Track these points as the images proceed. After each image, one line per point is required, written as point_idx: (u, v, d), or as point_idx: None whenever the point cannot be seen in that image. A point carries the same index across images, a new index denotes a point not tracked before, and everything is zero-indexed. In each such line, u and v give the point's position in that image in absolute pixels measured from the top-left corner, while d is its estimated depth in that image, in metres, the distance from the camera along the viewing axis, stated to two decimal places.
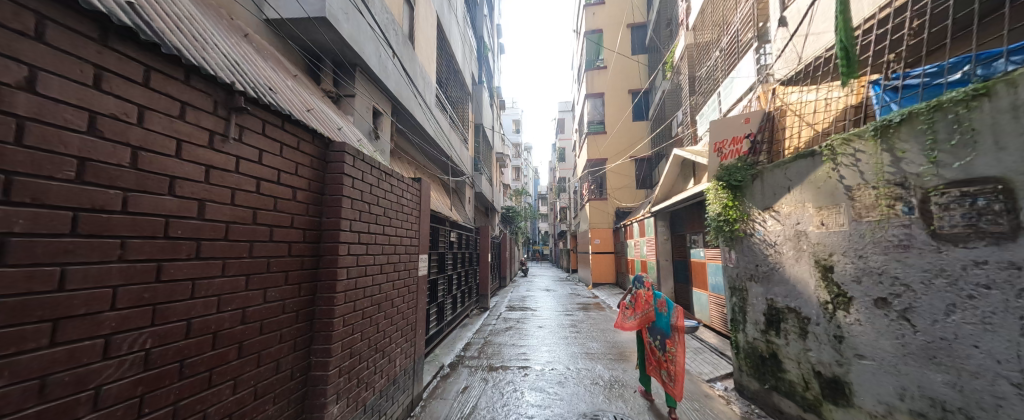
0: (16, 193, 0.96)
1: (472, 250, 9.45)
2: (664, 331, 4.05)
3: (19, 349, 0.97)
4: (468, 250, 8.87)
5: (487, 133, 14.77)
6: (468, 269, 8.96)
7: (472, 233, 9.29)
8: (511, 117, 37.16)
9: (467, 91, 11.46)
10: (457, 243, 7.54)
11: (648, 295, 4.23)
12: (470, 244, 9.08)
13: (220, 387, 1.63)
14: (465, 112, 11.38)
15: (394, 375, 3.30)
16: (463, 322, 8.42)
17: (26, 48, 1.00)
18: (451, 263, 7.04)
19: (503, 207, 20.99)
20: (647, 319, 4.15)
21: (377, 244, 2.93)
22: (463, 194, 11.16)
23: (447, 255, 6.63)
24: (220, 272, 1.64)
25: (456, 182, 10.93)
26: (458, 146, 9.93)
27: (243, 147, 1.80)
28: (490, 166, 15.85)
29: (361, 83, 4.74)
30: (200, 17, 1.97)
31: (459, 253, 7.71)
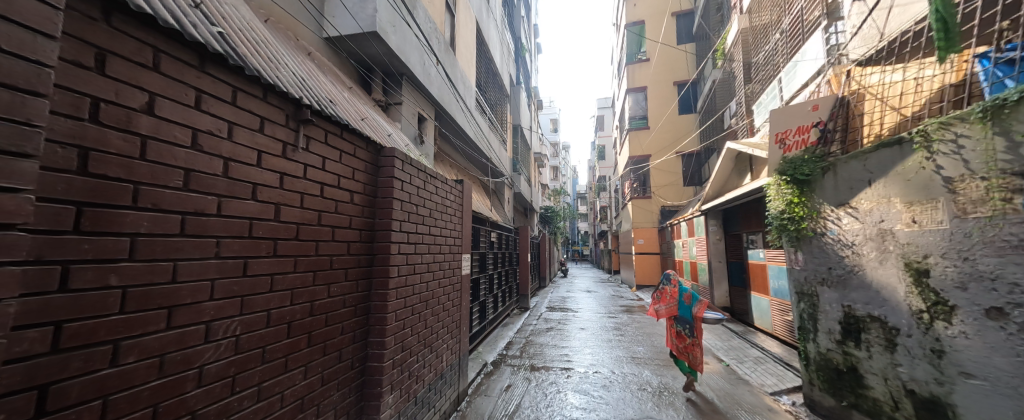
0: (140, 200, 1.14)
1: (512, 250, 9.52)
2: (687, 321, 4.54)
3: (146, 331, 1.15)
4: (508, 250, 8.96)
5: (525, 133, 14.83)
6: (508, 268, 9.05)
7: (511, 233, 9.37)
8: (548, 116, 36.89)
9: (505, 92, 11.56)
10: (497, 243, 7.65)
11: (673, 289, 4.79)
12: (510, 244, 9.17)
13: (293, 372, 1.81)
14: (504, 113, 11.49)
15: (441, 369, 3.43)
16: (504, 322, 8.49)
17: (148, 78, 1.19)
18: (492, 263, 7.14)
19: (541, 207, 20.91)
20: (672, 310, 4.66)
21: (424, 244, 3.06)
22: (502, 194, 11.28)
23: (488, 255, 6.74)
24: (293, 268, 1.82)
25: (496, 183, 11.08)
26: (497, 147, 10.08)
27: (310, 156, 1.97)
28: (528, 166, 15.85)
29: (407, 91, 4.98)
30: (271, 40, 2.20)
31: (499, 253, 7.80)
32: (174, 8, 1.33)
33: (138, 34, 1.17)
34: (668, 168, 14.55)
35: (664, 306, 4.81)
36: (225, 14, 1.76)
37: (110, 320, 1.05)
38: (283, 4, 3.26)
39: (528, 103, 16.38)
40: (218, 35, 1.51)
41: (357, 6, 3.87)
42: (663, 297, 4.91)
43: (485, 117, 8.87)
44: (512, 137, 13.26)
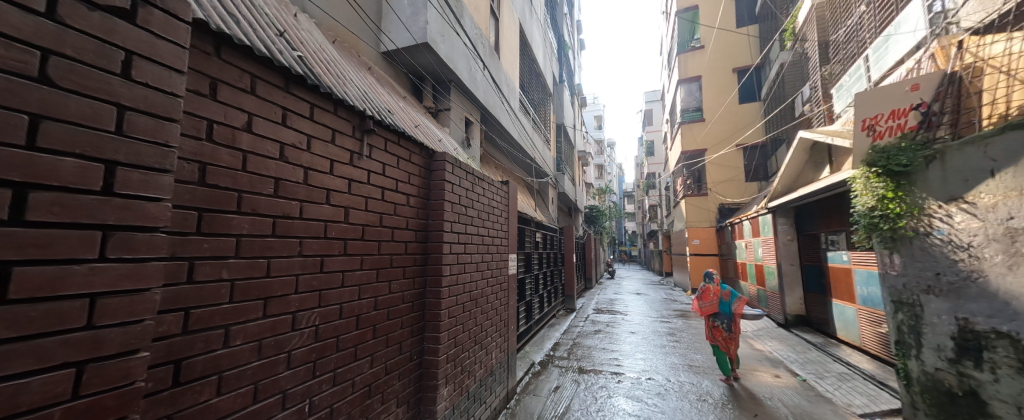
0: (242, 207, 1.33)
1: (557, 250, 9.45)
2: (726, 317, 4.86)
3: (248, 318, 1.34)
4: (553, 250, 8.90)
5: (569, 132, 14.60)
6: (553, 269, 8.99)
7: (556, 233, 9.30)
8: (593, 113, 35.96)
9: (548, 92, 11.49)
10: (543, 243, 7.65)
11: (715, 287, 5.03)
12: (554, 244, 9.12)
13: (362, 361, 1.97)
14: (547, 112, 11.44)
15: (491, 367, 3.51)
16: (551, 323, 8.43)
17: (246, 100, 1.38)
18: (537, 263, 7.16)
19: (585, 206, 20.45)
20: (713, 307, 4.91)
21: (473, 244, 3.17)
22: (547, 194, 11.24)
23: (534, 255, 6.77)
24: (360, 265, 1.98)
25: (540, 183, 11.07)
26: (541, 147, 10.06)
27: (372, 162, 2.14)
28: (572, 166, 15.61)
29: (455, 97, 5.17)
30: (339, 59, 2.42)
31: (545, 253, 7.79)
32: (265, 39, 1.53)
33: (239, 63, 1.36)
34: (727, 162, 13.45)
35: (706, 303, 5.04)
36: (302, 39, 1.99)
37: (221, 308, 1.24)
38: (347, 24, 3.55)
39: (571, 102, 16.13)
40: (298, 58, 1.70)
41: (411, 19, 4.10)
42: (705, 294, 5.11)
43: (529, 118, 8.90)
44: (556, 136, 13.09)
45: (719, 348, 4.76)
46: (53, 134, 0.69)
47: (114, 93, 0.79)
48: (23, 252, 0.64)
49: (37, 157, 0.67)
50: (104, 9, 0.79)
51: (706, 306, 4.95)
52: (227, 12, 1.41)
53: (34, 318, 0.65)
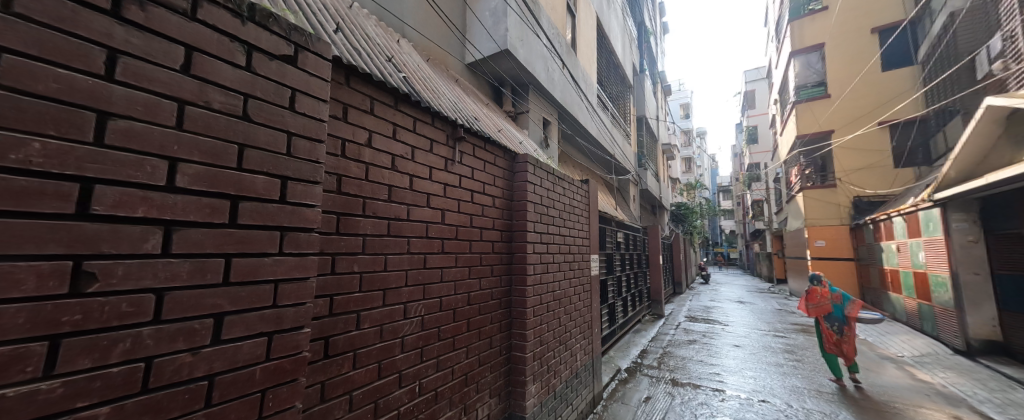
0: (366, 210, 1.57)
1: (641, 251, 8.87)
2: (840, 319, 4.95)
3: (372, 306, 1.57)
4: (637, 251, 8.38)
5: (651, 124, 13.52)
6: (638, 271, 8.45)
7: (639, 233, 8.73)
8: (679, 101, 32.69)
9: (628, 84, 10.82)
10: (625, 244, 7.23)
11: (824, 289, 5.14)
12: (638, 244, 8.57)
13: (459, 351, 2.12)
14: (627, 105, 10.81)
15: (576, 368, 3.45)
16: (636, 328, 7.93)
17: (367, 119, 1.62)
18: (620, 265, 6.82)
19: (673, 204, 18.75)
20: (825, 309, 5.03)
21: (555, 244, 3.15)
22: (627, 192, 10.63)
23: (616, 256, 6.47)
24: (455, 262, 2.15)
25: (620, 181, 10.53)
26: (621, 141, 9.55)
27: (463, 168, 2.29)
28: (656, 160, 14.42)
29: (533, 99, 5.22)
30: (432, 75, 2.65)
31: (628, 254, 7.39)
32: (379, 66, 1.77)
33: (362, 89, 1.62)
34: (867, 145, 10.90)
35: (814, 304, 5.16)
36: (405, 61, 2.25)
37: (353, 296, 1.48)
38: (438, 41, 3.85)
39: (653, 91, 14.96)
40: (403, 79, 1.93)
41: (493, 28, 4.27)
42: (811, 296, 5.23)
43: (607, 113, 8.53)
44: (637, 130, 12.25)
45: (831, 351, 4.90)
46: (251, 159, 0.91)
47: (285, 122, 1.00)
48: (237, 247, 0.87)
49: (243, 175, 0.89)
50: (277, 57, 1.01)
51: (812, 308, 5.15)
52: (352, 48, 1.67)
53: (244, 296, 0.87)
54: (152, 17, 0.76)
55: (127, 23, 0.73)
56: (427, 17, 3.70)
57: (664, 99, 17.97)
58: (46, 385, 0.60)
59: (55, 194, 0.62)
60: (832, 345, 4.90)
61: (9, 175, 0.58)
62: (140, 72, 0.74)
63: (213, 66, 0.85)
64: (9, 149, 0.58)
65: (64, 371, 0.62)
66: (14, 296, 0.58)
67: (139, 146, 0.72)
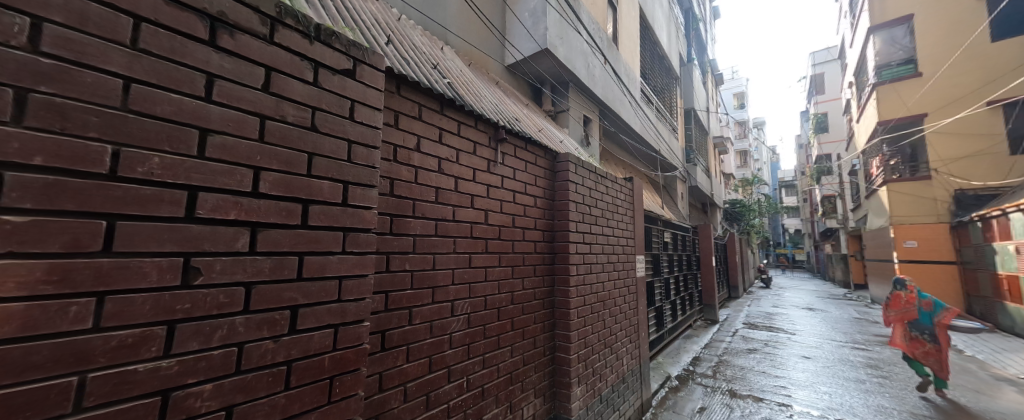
0: (416, 212, 1.65)
1: (691, 252, 8.37)
2: (927, 327, 4.56)
3: (422, 302, 1.65)
4: (686, 252, 7.91)
5: (701, 116, 12.67)
6: (688, 273, 7.98)
7: (689, 233, 8.24)
8: (732, 91, 30.31)
9: (674, 75, 10.24)
10: (673, 244, 6.87)
11: (910, 294, 4.79)
12: (688, 245, 8.09)
13: (504, 350, 2.15)
14: (672, 98, 10.23)
15: (622, 373, 3.34)
16: (686, 333, 7.48)
17: (416, 125, 1.71)
18: (668, 267, 6.47)
19: (727, 202, 17.44)
20: (908, 315, 4.70)
21: (598, 244, 3.08)
22: (675, 190, 10.08)
23: (663, 257, 6.17)
24: (498, 262, 2.18)
25: (666, 178, 10.01)
26: (667, 136, 9.09)
27: (505, 169, 2.32)
28: (706, 155, 13.50)
29: (574, 97, 5.12)
30: (474, 79, 2.71)
31: (676, 256, 7.00)
32: (425, 74, 1.85)
33: (412, 96, 1.71)
34: (970, 129, 9.36)
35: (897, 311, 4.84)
36: (448, 67, 2.32)
37: (406, 293, 1.56)
38: (478, 45, 3.92)
39: (703, 81, 14.04)
40: (447, 85, 2.00)
41: (533, 28, 4.26)
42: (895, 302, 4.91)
43: (652, 107, 8.15)
44: (684, 124, 11.56)
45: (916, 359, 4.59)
46: (319, 166, 1.00)
47: (346, 131, 1.08)
48: (309, 246, 0.96)
49: (312, 181, 0.97)
50: (339, 72, 1.09)
51: (894, 315, 4.86)
52: (402, 58, 1.76)
53: (314, 291, 0.96)
54: (239, 44, 0.86)
55: (221, 51, 0.83)
56: (468, 22, 3.79)
57: (714, 90, 16.76)
58: (165, 363, 0.71)
59: (170, 201, 0.73)
60: (916, 353, 4.59)
61: (137, 185, 0.69)
62: (232, 93, 0.84)
63: (287, 84, 0.95)
64: (135, 164, 0.69)
65: (178, 352, 0.73)
66: (140, 287, 0.69)
67: (230, 158, 0.82)
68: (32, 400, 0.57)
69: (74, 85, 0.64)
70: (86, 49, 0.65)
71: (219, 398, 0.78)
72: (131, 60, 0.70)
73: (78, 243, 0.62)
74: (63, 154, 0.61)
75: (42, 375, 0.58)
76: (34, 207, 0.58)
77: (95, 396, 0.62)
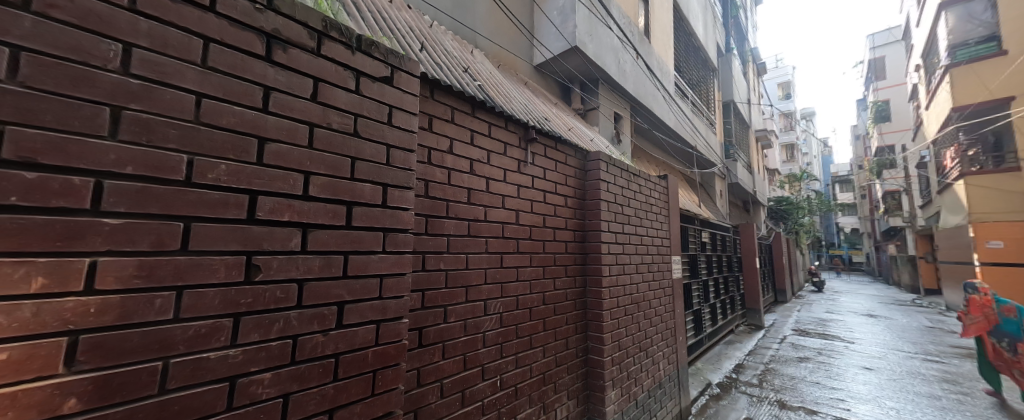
0: (449, 213, 1.70)
1: (732, 254, 7.92)
2: (1012, 335, 4.03)
3: (456, 301, 1.68)
4: (727, 253, 7.50)
5: (742, 109, 11.96)
6: (729, 275, 7.56)
7: (730, 233, 7.81)
8: (777, 80, 28.34)
9: (711, 67, 9.73)
10: (712, 245, 6.54)
11: (986, 299, 4.26)
12: (728, 246, 7.67)
13: (536, 350, 2.15)
14: (710, 91, 9.74)
15: (659, 378, 3.22)
16: (728, 339, 7.07)
17: (448, 128, 1.75)
18: (707, 269, 6.17)
19: (773, 199, 16.33)
20: (986, 322, 4.20)
21: (631, 244, 2.99)
22: (714, 187, 9.59)
23: (702, 258, 5.89)
24: (529, 262, 2.18)
25: (704, 175, 9.55)
26: (704, 131, 8.67)
27: (535, 169, 2.31)
28: (748, 150, 12.73)
29: (605, 94, 4.99)
30: (503, 81, 2.74)
31: (716, 257, 6.66)
32: (458, 78, 1.90)
33: (444, 100, 1.75)
34: None
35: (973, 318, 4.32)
36: (478, 70, 2.36)
37: (441, 291, 1.61)
38: (507, 46, 3.93)
39: (744, 72, 13.27)
40: (478, 87, 2.03)
41: (562, 26, 4.22)
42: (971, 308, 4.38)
43: (687, 101, 7.81)
44: (723, 118, 10.96)
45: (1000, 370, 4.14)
46: (361, 170, 1.05)
47: (384, 136, 1.12)
48: (352, 245, 1.01)
49: (355, 184, 1.03)
50: (378, 79, 1.14)
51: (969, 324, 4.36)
52: (435, 63, 1.81)
53: (358, 288, 1.01)
54: (291, 58, 0.93)
55: (276, 65, 0.90)
56: (497, 24, 3.81)
57: (757, 80, 15.74)
58: (233, 352, 0.78)
59: (235, 205, 0.80)
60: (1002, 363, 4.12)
61: (206, 190, 0.76)
62: (285, 104, 0.91)
63: (332, 93, 1.01)
64: (206, 171, 0.77)
65: (243, 342, 0.80)
66: (211, 282, 0.76)
67: (284, 164, 0.89)
68: (127, 381, 0.65)
69: (158, 102, 0.72)
70: (167, 70, 0.73)
71: (277, 386, 0.84)
72: (202, 77, 0.78)
73: (160, 242, 0.70)
74: (149, 164, 0.69)
75: (134, 359, 0.66)
76: (126, 210, 0.67)
77: (176, 379, 0.70)
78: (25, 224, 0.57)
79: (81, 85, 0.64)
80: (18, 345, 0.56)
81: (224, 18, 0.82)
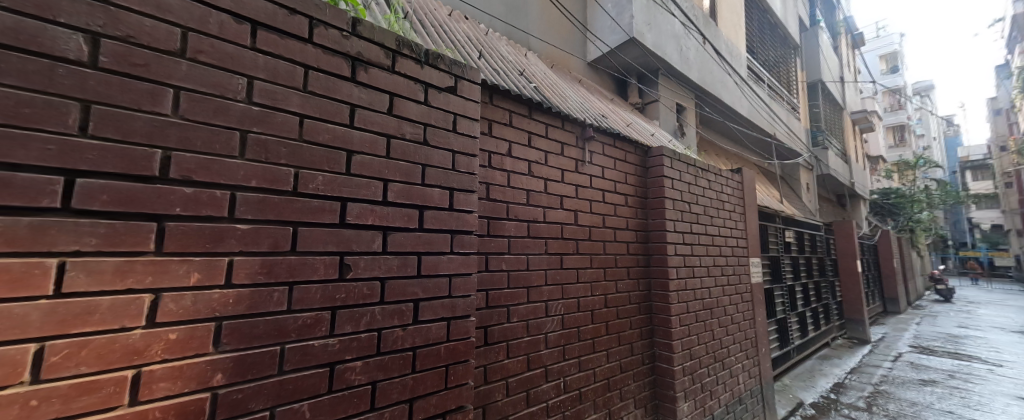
0: (510, 214, 1.73)
1: (825, 255, 6.91)
2: None
3: (518, 302, 1.71)
4: (818, 254, 6.56)
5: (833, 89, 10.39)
6: (821, 280, 6.60)
7: (820, 232, 6.82)
8: (878, 52, 24.08)
9: (792, 44, 8.61)
10: (799, 245, 5.77)
11: None
12: (819, 246, 6.71)
13: (599, 354, 2.08)
14: (791, 71, 8.62)
15: (739, 393, 2.92)
16: (822, 353, 6.17)
17: (507, 131, 1.79)
18: (792, 272, 5.46)
19: (878, 192, 13.90)
20: None
21: (701, 245, 2.76)
22: (799, 180, 8.44)
23: (785, 261, 5.23)
24: (590, 264, 2.12)
25: (786, 167, 8.46)
26: (785, 117, 7.69)
27: (593, 168, 2.25)
28: (843, 136, 10.99)
29: (665, 84, 4.67)
30: (558, 80, 2.72)
31: (803, 259, 5.86)
32: (514, 81, 1.93)
33: (503, 104, 1.79)
34: None
35: None
36: (533, 72, 2.37)
37: (503, 292, 1.64)
38: (560, 44, 3.88)
39: (834, 46, 11.51)
40: (534, 89, 2.05)
41: (618, 18, 4.05)
42: None
43: (763, 85, 7.00)
44: (809, 100, 9.63)
45: None
46: (430, 175, 1.12)
47: (450, 143, 1.18)
48: (424, 247, 1.08)
49: (426, 189, 1.10)
50: (444, 90, 1.21)
51: None
52: (493, 69, 1.87)
53: (430, 286, 1.07)
54: (371, 76, 1.03)
55: (359, 84, 1.00)
56: (550, 24, 3.78)
57: (851, 54, 13.56)
58: (332, 341, 0.88)
59: (330, 211, 0.91)
60: None
61: (309, 198, 0.88)
62: (367, 119, 1.00)
63: (405, 106, 1.09)
64: (308, 181, 0.88)
65: (339, 332, 0.89)
66: (313, 279, 0.87)
67: (367, 173, 0.98)
68: (256, 361, 0.77)
69: (272, 125, 0.84)
70: (278, 96, 0.86)
71: (366, 373, 0.93)
72: (304, 101, 0.90)
73: (277, 244, 0.82)
74: (267, 177, 0.82)
75: (262, 342, 0.79)
76: (253, 217, 0.80)
77: (290, 362, 0.81)
78: (186, 230, 0.71)
79: (219, 114, 0.77)
80: (183, 327, 0.70)
81: (319, 47, 0.94)
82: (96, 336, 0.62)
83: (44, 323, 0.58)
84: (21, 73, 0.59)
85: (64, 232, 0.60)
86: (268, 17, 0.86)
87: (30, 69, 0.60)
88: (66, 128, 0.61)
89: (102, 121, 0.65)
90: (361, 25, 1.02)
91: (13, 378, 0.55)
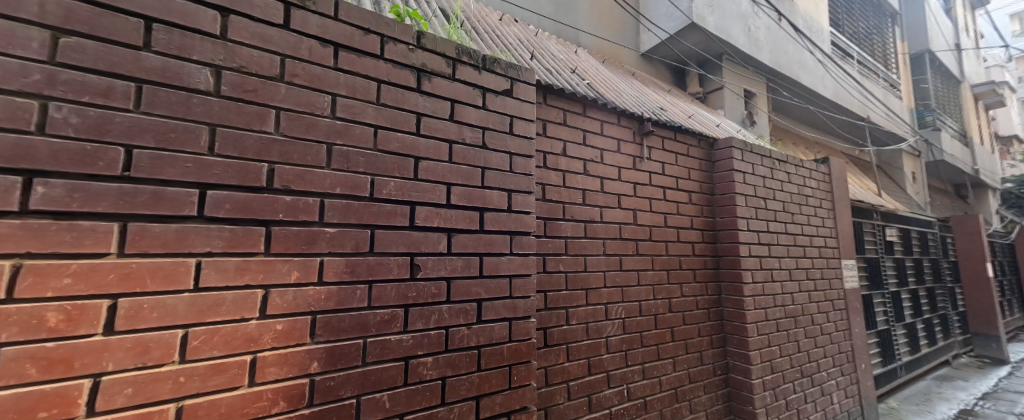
0: (566, 214, 1.70)
1: (942, 257, 5.77)
2: None
3: (577, 304, 1.67)
4: (932, 255, 5.52)
5: (947, 58, 8.69)
6: (937, 286, 5.53)
7: (935, 229, 5.72)
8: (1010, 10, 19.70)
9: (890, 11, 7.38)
10: (904, 244, 4.90)
11: None
12: (934, 246, 5.63)
13: (664, 362, 1.96)
14: (889, 42, 7.39)
15: (833, 414, 2.55)
16: (940, 374, 5.15)
17: (562, 130, 1.76)
18: (897, 276, 4.65)
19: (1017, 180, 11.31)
20: None
21: (781, 245, 2.47)
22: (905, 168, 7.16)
23: (887, 262, 4.47)
24: (652, 266, 2.01)
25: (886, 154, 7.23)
26: (883, 95, 6.59)
27: (653, 164, 2.13)
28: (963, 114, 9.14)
29: (731, 70, 4.27)
30: (611, 75, 2.63)
31: (911, 260, 4.96)
32: (566, 79, 1.91)
33: (556, 104, 1.77)
34: None
35: None
36: (585, 69, 2.32)
37: (562, 293, 1.62)
38: (613, 37, 3.75)
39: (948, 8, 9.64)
40: (586, 86, 2.00)
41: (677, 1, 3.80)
42: None
43: (853, 61, 6.08)
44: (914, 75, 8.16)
45: None
46: (490, 177, 1.14)
47: (507, 145, 1.20)
48: (487, 247, 1.11)
49: (486, 191, 1.13)
50: (501, 93, 1.23)
51: None
52: (545, 69, 1.87)
53: (492, 287, 1.10)
54: (434, 85, 1.08)
55: (424, 94, 1.06)
56: (600, 16, 3.67)
57: (971, 15, 11.25)
58: (405, 336, 0.94)
59: (401, 214, 0.97)
60: None
61: (383, 203, 0.95)
62: (432, 125, 1.06)
63: (464, 111, 1.13)
64: (382, 187, 0.95)
65: (411, 329, 0.95)
66: (389, 278, 0.94)
67: (432, 177, 1.03)
68: (344, 352, 0.85)
69: (352, 137, 0.92)
70: (356, 110, 0.94)
71: (437, 369, 0.97)
72: (377, 112, 0.97)
73: (358, 246, 0.90)
74: (349, 185, 0.90)
75: (348, 335, 0.87)
76: (339, 221, 0.88)
77: (372, 355, 0.88)
78: (286, 234, 0.81)
79: (309, 130, 0.87)
80: (287, 319, 0.80)
81: (390, 62, 1.02)
82: (223, 325, 0.73)
83: (187, 312, 0.70)
84: (167, 104, 0.71)
85: (199, 236, 0.72)
86: (346, 39, 0.95)
87: (173, 100, 0.72)
88: (198, 149, 0.73)
89: (224, 142, 0.76)
90: (425, 37, 1.08)
91: (168, 357, 0.67)
